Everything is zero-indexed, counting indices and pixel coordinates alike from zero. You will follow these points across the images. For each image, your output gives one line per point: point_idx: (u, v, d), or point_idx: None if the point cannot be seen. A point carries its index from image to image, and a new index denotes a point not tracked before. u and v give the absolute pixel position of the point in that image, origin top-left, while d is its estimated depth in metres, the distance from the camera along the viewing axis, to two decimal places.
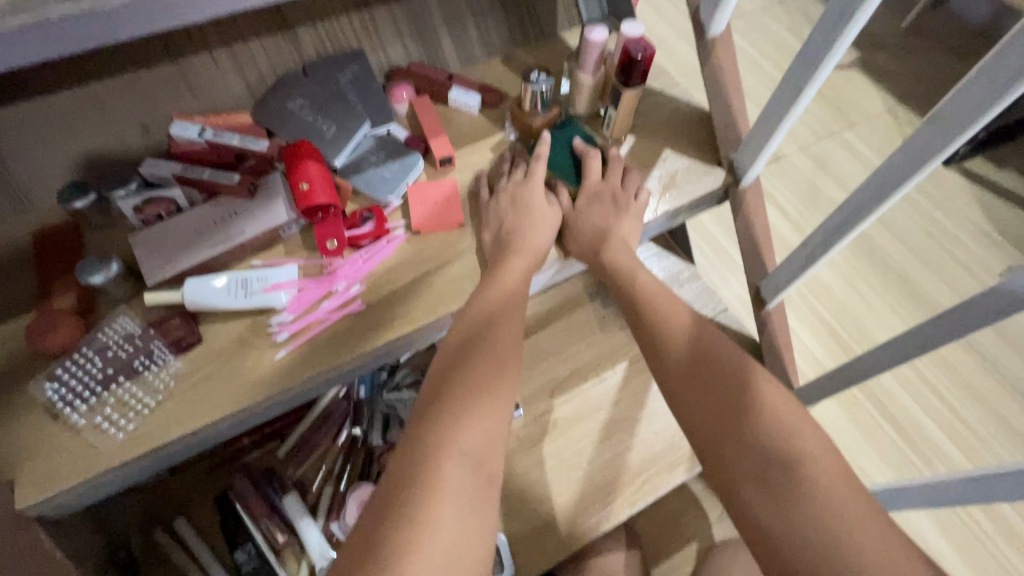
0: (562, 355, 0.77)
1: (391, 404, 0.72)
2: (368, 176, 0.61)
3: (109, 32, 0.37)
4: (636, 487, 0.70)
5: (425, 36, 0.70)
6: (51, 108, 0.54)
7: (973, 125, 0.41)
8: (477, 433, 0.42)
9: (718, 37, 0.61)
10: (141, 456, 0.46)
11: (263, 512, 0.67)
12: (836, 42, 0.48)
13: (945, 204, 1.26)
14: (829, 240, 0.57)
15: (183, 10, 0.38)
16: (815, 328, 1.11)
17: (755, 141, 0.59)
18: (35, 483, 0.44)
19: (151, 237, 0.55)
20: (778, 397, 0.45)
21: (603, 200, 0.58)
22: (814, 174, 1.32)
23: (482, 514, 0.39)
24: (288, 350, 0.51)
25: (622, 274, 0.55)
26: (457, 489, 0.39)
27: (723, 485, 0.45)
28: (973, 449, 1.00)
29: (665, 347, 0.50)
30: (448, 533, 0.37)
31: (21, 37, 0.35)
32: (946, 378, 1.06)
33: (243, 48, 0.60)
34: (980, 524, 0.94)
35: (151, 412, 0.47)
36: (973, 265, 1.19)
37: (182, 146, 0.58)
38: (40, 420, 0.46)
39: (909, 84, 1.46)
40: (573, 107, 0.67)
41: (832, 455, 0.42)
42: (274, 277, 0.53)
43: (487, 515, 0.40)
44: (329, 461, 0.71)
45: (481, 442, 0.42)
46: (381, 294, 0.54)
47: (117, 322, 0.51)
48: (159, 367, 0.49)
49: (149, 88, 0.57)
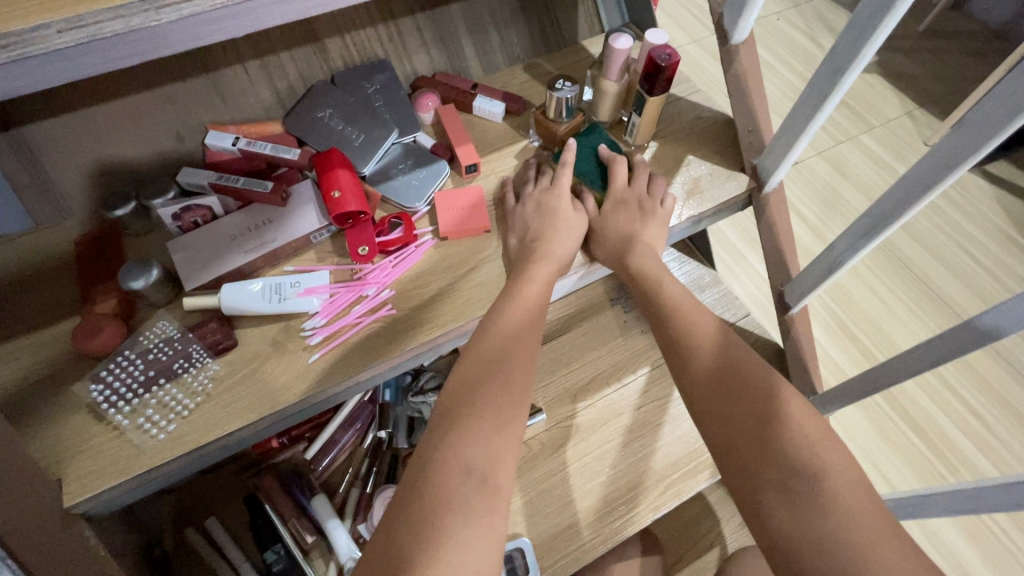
0: (583, 359, 0.78)
1: (416, 407, 0.74)
2: (397, 184, 0.62)
3: (157, 47, 0.39)
4: (659, 492, 0.70)
5: (450, 46, 0.71)
6: (94, 119, 0.56)
7: (1000, 133, 0.41)
8: (495, 441, 0.43)
9: (741, 44, 0.62)
10: (181, 455, 0.47)
11: (290, 512, 0.68)
12: (863, 49, 0.48)
13: (966, 208, 1.25)
14: (854, 245, 0.57)
15: (227, 26, 0.40)
16: (836, 335, 1.10)
17: (779, 147, 0.60)
18: (81, 481, 0.45)
19: (189, 244, 0.56)
20: (803, 409, 0.45)
21: (628, 206, 0.59)
22: (832, 178, 1.31)
23: (495, 526, 0.39)
24: (320, 353, 0.52)
25: (647, 280, 0.55)
26: (476, 498, 0.40)
27: (744, 496, 0.44)
28: (1000, 456, 0.98)
29: (689, 355, 0.50)
30: (463, 541, 0.38)
31: (76, 53, 0.37)
32: (969, 385, 1.05)
33: (274, 59, 0.62)
34: (1007, 532, 0.92)
35: (190, 413, 0.49)
36: (998, 270, 1.17)
37: (216, 156, 0.61)
38: (85, 420, 0.48)
39: (930, 87, 1.45)
40: (596, 114, 0.68)
41: (853, 465, 0.43)
42: (307, 282, 0.55)
43: (497, 525, 0.39)
44: (355, 464, 0.73)
45: (498, 450, 0.42)
46: (410, 299, 0.55)
47: (157, 326, 0.53)
48: (197, 369, 0.51)
49: (185, 100, 0.59)
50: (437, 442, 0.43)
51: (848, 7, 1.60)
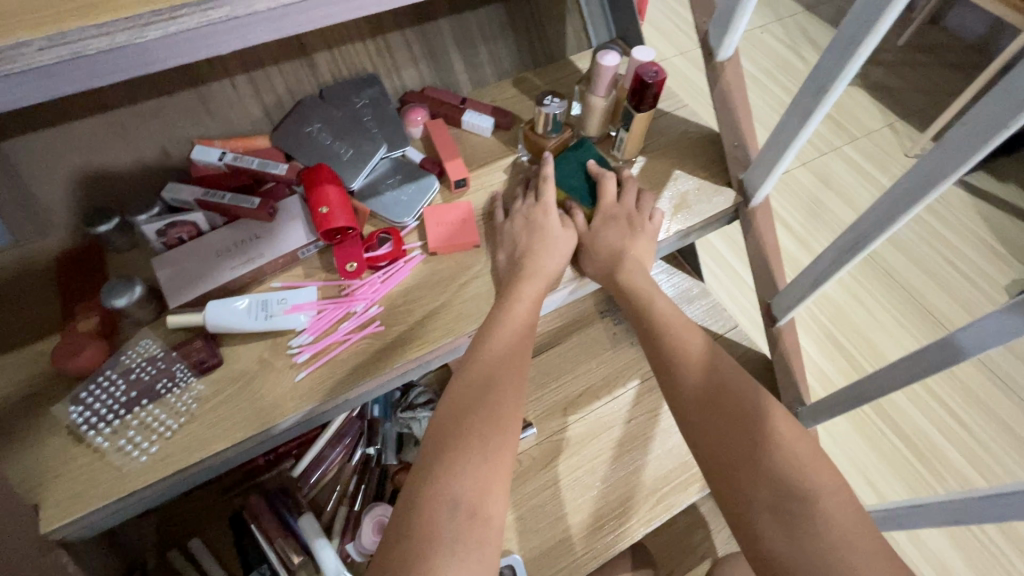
0: (573, 372, 0.78)
1: (406, 423, 0.75)
2: (385, 200, 0.62)
3: (143, 64, 0.39)
4: (651, 505, 0.70)
5: (439, 60, 0.71)
6: (78, 134, 0.55)
7: (980, 150, 0.42)
8: (484, 469, 0.42)
9: (726, 61, 0.63)
10: (162, 478, 0.46)
11: (278, 533, 0.65)
12: (845, 68, 0.49)
13: (947, 218, 1.28)
14: (838, 261, 0.57)
15: (213, 41, 0.39)
16: (823, 345, 1.11)
17: (765, 162, 0.60)
18: (60, 505, 0.44)
19: (174, 260, 0.55)
20: (792, 428, 0.46)
21: (618, 221, 0.59)
22: (817, 188, 1.33)
23: (487, 553, 0.39)
24: (307, 371, 0.51)
25: (638, 295, 0.55)
26: (463, 531, 0.39)
27: (736, 515, 0.44)
28: (987, 464, 0.99)
29: (679, 374, 0.50)
30: None
31: (58, 69, 0.36)
32: (955, 394, 1.06)
33: (262, 74, 0.62)
34: (995, 540, 0.93)
35: (174, 434, 0.48)
36: (978, 279, 1.20)
37: (202, 170, 0.60)
38: (64, 442, 0.47)
39: (911, 100, 1.48)
40: (584, 129, 0.69)
41: (842, 485, 0.43)
42: (294, 299, 0.54)
43: (488, 557, 0.39)
44: (343, 482, 0.72)
45: (487, 478, 0.42)
46: (399, 315, 0.55)
47: (140, 345, 0.51)
48: (181, 390, 0.50)
49: (171, 114, 0.59)
50: (427, 467, 0.42)
51: (830, 22, 1.64)
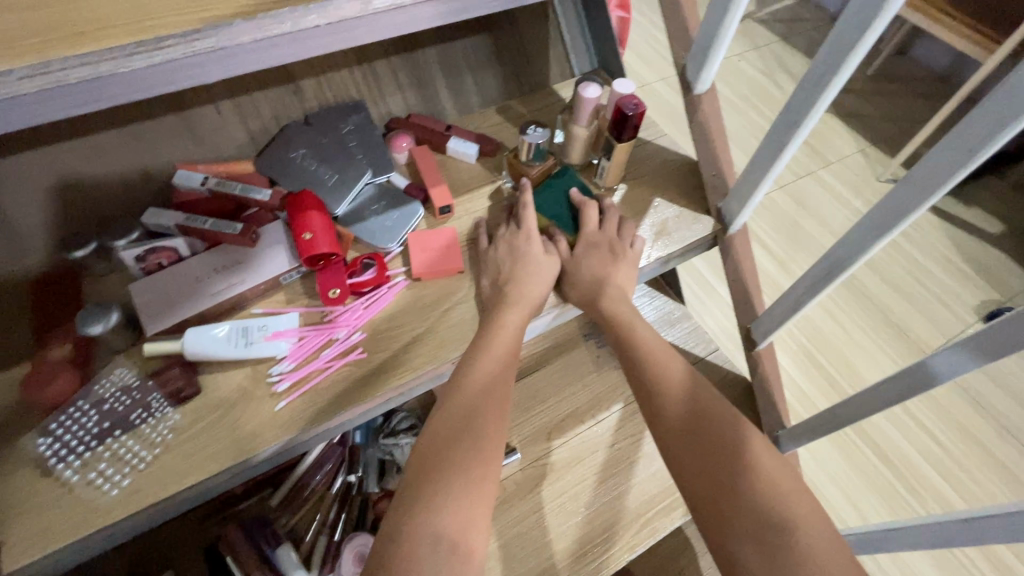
0: (558, 396, 0.78)
1: (388, 450, 0.74)
2: (369, 226, 0.62)
3: (127, 92, 0.38)
4: (635, 531, 0.69)
5: (424, 88, 0.72)
6: (57, 159, 0.55)
7: (943, 187, 0.44)
8: (467, 501, 0.42)
9: (703, 93, 0.64)
10: (134, 513, 0.45)
11: (254, 565, 0.63)
12: (815, 106, 0.51)
13: (919, 241, 1.32)
14: (812, 288, 0.59)
15: (197, 70, 0.39)
16: (804, 366, 1.13)
17: (743, 192, 0.62)
18: (24, 544, 0.42)
19: (152, 286, 0.55)
20: (770, 457, 0.46)
21: (600, 249, 0.60)
22: (794, 211, 1.37)
23: None
24: (287, 400, 0.51)
25: (620, 322, 0.56)
26: (445, 567, 0.39)
27: (718, 546, 0.44)
28: (961, 483, 1.02)
29: (661, 403, 0.50)
30: None
31: (38, 98, 0.36)
32: (930, 414, 1.09)
33: (247, 99, 0.62)
34: (972, 559, 0.95)
35: (147, 466, 0.46)
36: (950, 301, 1.24)
37: (182, 195, 0.60)
38: (30, 476, 0.45)
39: (882, 126, 1.54)
40: (568, 156, 0.70)
41: (819, 514, 0.43)
42: (275, 326, 0.54)
43: None
44: (323, 511, 0.70)
45: (470, 512, 0.42)
46: (382, 342, 0.55)
47: (115, 374, 0.50)
48: (156, 420, 0.48)
49: (153, 139, 0.59)
50: (408, 500, 0.42)
51: (804, 51, 1.70)
